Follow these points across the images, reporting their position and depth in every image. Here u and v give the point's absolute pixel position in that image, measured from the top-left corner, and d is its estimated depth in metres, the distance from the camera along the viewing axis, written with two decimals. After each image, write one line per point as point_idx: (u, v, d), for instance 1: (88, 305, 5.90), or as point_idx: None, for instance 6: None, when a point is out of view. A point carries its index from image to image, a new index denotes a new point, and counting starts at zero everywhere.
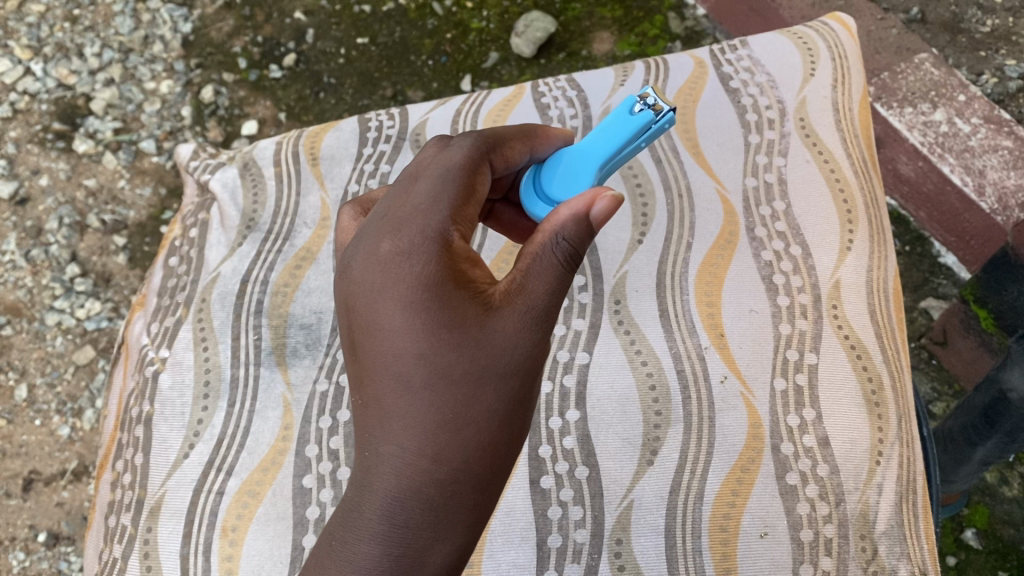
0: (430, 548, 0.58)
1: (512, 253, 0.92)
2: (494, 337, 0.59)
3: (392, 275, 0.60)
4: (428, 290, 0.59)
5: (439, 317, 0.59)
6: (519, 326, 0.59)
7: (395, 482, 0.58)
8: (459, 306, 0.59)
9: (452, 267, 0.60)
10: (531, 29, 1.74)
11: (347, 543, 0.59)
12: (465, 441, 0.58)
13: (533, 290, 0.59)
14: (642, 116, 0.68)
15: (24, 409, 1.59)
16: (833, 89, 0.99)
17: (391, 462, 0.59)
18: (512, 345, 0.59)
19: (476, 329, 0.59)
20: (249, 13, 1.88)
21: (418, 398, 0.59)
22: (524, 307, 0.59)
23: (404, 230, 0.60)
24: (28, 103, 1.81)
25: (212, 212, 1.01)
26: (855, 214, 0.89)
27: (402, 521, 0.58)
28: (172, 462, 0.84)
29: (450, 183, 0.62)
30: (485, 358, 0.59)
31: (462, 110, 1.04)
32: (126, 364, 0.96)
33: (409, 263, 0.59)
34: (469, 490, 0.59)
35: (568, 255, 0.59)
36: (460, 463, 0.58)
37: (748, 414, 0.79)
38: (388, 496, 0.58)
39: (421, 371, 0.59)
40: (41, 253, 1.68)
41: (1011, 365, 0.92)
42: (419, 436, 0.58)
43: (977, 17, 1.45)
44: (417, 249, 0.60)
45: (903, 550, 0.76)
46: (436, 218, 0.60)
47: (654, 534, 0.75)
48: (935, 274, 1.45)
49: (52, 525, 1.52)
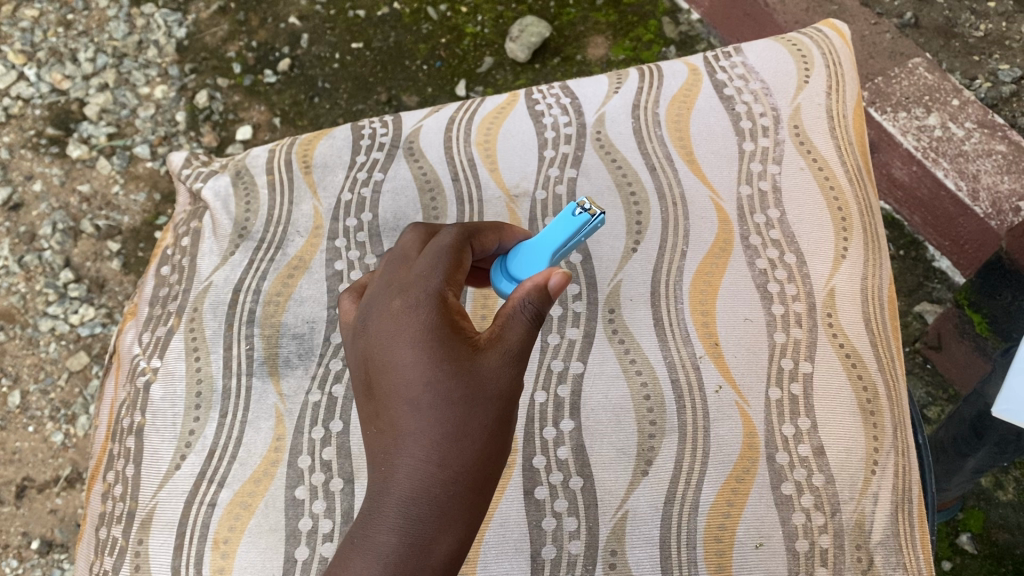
0: (436, 539, 0.56)
1: (484, 306, 0.87)
2: (489, 365, 0.59)
3: (400, 322, 0.60)
4: (431, 328, 0.59)
5: (442, 350, 0.59)
6: (512, 355, 0.60)
7: (406, 488, 0.57)
8: (456, 340, 0.59)
9: (451, 314, 0.60)
10: (526, 34, 1.73)
11: (362, 540, 0.57)
12: (466, 450, 0.58)
13: (510, 335, 0.60)
14: (582, 217, 0.69)
15: (18, 416, 1.58)
16: (827, 96, 0.99)
17: (403, 470, 0.57)
18: (506, 369, 0.59)
19: (470, 359, 0.59)
20: (244, 18, 1.88)
21: (426, 418, 0.58)
22: (506, 345, 0.60)
23: (408, 286, 0.61)
24: (21, 108, 1.80)
25: (204, 220, 0.99)
26: (850, 222, 0.90)
27: (412, 523, 0.56)
28: (163, 473, 0.83)
29: (443, 250, 0.63)
30: (479, 379, 0.59)
31: (455, 118, 1.03)
32: (117, 373, 0.95)
33: (414, 311, 0.60)
34: (471, 494, 0.58)
35: (534, 315, 0.60)
36: (462, 468, 0.58)
37: (742, 423, 0.78)
38: (400, 498, 0.57)
39: (427, 395, 0.58)
40: (35, 259, 1.67)
41: (994, 376, 0.94)
42: (427, 448, 0.58)
43: (971, 21, 1.47)
44: (420, 299, 0.60)
45: (898, 560, 0.76)
46: (436, 277, 0.61)
47: (649, 545, 0.75)
48: (929, 278, 1.47)
49: (45, 532, 1.51)
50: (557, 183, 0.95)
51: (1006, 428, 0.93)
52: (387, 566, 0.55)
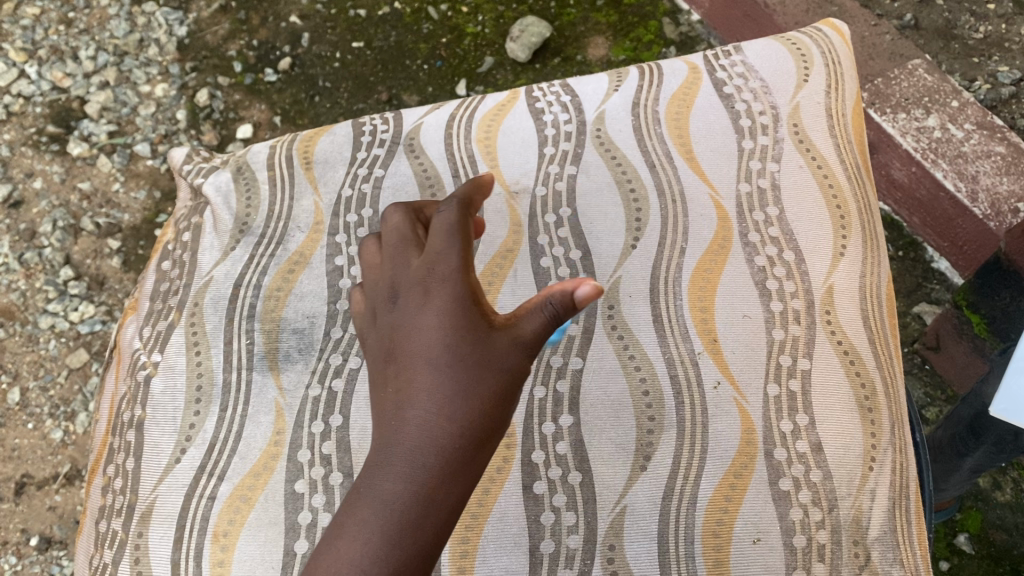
0: (441, 502, 0.53)
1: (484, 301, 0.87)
2: (506, 338, 0.56)
3: (426, 286, 0.58)
4: (456, 294, 0.57)
5: (465, 317, 0.56)
6: (535, 332, 0.57)
7: (416, 447, 0.54)
8: (477, 309, 0.57)
9: (475, 284, 0.58)
10: (526, 34, 1.74)
11: (367, 489, 0.54)
12: (480, 418, 0.55)
13: (526, 311, 0.56)
14: None
15: (17, 412, 1.58)
16: (826, 95, 0.99)
17: (414, 427, 0.54)
18: (527, 346, 0.56)
19: (488, 329, 0.56)
20: (245, 17, 1.88)
21: (442, 379, 0.55)
22: (525, 323, 0.57)
23: (434, 255, 0.58)
24: (22, 106, 1.80)
25: (205, 216, 0.99)
26: (849, 220, 0.90)
27: (421, 482, 0.53)
28: (163, 466, 0.83)
29: (460, 223, 0.59)
30: (495, 350, 0.56)
31: (456, 115, 1.03)
32: (117, 367, 0.95)
33: (439, 278, 0.57)
34: (479, 464, 0.54)
35: (553, 315, 0.55)
36: (474, 433, 0.54)
37: (741, 419, 0.79)
38: (409, 454, 0.54)
39: (445, 355, 0.55)
40: (34, 255, 1.67)
41: (993, 375, 0.95)
42: (441, 410, 0.54)
43: (970, 23, 1.47)
44: (446, 267, 0.58)
45: (895, 556, 0.76)
46: (460, 249, 0.58)
47: (647, 539, 0.75)
48: (928, 279, 1.48)
49: (44, 529, 1.51)
50: (557, 180, 0.95)
51: (1004, 428, 0.94)
52: (389, 514, 0.52)
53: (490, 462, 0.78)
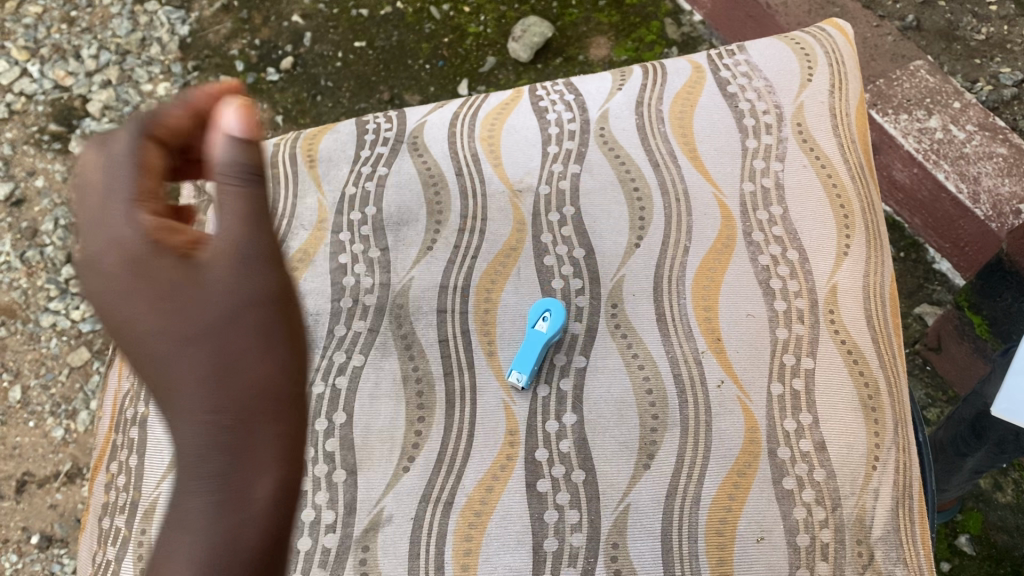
0: (250, 477, 0.49)
1: (487, 300, 0.87)
2: (211, 266, 0.52)
3: (110, 267, 0.52)
4: (132, 260, 0.51)
5: (157, 279, 0.51)
6: (236, 258, 0.52)
7: (188, 445, 0.49)
8: (163, 264, 0.52)
9: (151, 239, 0.52)
10: (529, 34, 1.74)
11: (171, 519, 0.48)
12: (241, 382, 0.50)
13: (225, 225, 0.52)
14: None
15: (19, 410, 1.58)
16: (830, 95, 0.99)
17: (183, 430, 0.49)
18: (239, 275, 0.52)
19: (186, 277, 0.51)
20: (247, 16, 1.88)
21: (179, 365, 0.50)
22: (224, 244, 0.52)
23: (94, 231, 0.53)
24: (24, 104, 1.80)
25: (209, 213, 0.99)
26: (852, 220, 0.90)
27: (211, 475, 0.48)
28: (166, 463, 0.83)
29: (109, 174, 0.55)
30: (206, 291, 0.51)
31: (459, 114, 1.04)
32: (121, 364, 0.95)
33: (110, 252, 0.52)
34: (272, 420, 0.51)
35: (241, 175, 0.53)
36: (247, 404, 0.50)
37: (744, 418, 0.79)
38: (186, 457, 0.49)
39: (165, 344, 0.51)
40: (36, 254, 1.67)
41: (994, 375, 0.95)
42: (195, 398, 0.50)
43: (972, 25, 1.48)
44: (116, 235, 0.52)
45: (899, 555, 0.76)
46: (117, 207, 0.53)
47: (650, 538, 0.75)
48: (929, 280, 1.48)
49: (45, 527, 1.51)
50: (560, 179, 0.95)
51: (1006, 428, 0.93)
52: (205, 531, 0.47)
53: (493, 460, 0.79)
